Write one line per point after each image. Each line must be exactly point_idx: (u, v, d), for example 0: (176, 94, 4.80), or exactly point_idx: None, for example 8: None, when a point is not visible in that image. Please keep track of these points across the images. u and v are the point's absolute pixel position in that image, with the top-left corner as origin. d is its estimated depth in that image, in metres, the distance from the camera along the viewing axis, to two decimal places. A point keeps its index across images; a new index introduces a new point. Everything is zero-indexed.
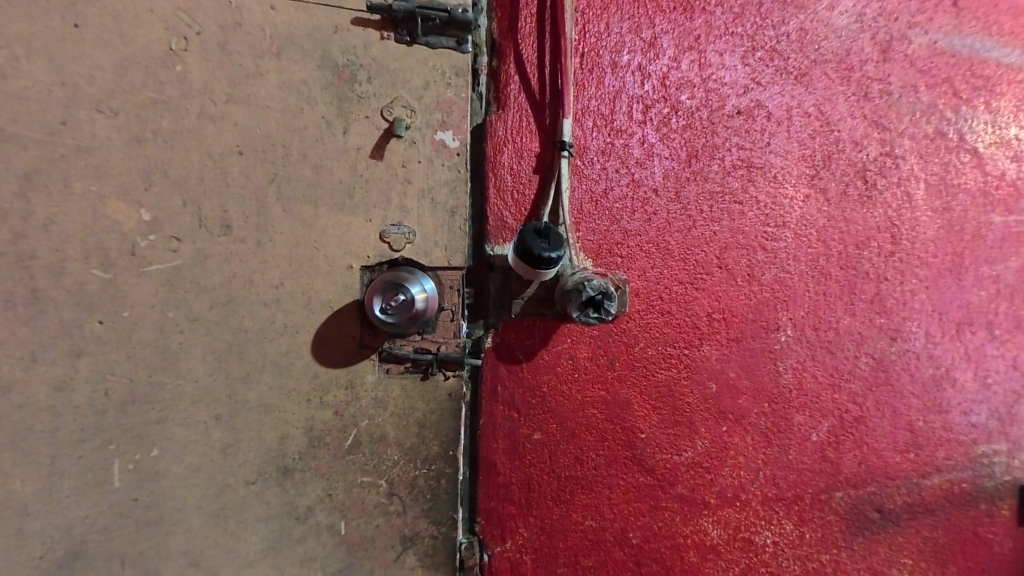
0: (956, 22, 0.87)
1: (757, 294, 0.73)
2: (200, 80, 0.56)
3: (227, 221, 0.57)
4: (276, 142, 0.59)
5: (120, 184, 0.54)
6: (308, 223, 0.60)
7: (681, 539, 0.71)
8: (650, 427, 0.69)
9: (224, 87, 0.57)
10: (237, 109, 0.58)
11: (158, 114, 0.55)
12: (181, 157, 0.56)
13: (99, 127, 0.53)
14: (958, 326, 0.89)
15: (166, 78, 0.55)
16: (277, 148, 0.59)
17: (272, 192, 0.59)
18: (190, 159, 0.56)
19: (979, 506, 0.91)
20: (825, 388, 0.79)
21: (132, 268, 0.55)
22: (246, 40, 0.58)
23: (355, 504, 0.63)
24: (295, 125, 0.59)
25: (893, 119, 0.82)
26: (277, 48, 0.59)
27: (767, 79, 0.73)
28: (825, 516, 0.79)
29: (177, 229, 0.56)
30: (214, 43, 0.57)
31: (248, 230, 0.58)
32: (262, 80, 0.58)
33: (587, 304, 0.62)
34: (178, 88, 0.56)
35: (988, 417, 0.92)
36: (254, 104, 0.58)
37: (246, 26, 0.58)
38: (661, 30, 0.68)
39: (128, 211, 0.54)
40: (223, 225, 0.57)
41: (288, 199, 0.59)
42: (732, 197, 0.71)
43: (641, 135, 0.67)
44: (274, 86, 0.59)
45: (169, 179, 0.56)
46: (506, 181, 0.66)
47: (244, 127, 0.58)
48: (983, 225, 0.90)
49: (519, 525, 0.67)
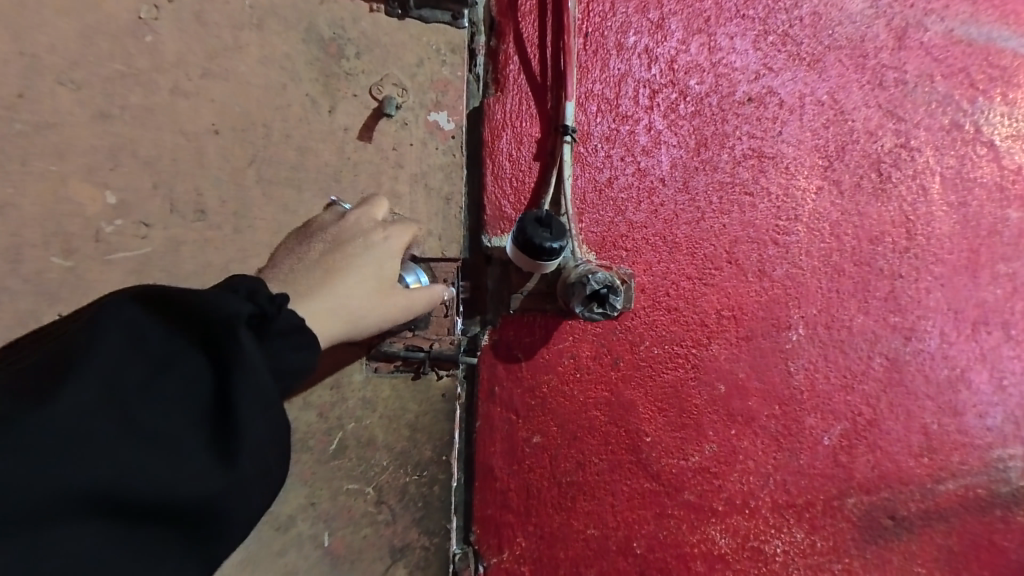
0: (973, 10, 0.84)
1: (768, 291, 0.70)
2: (174, 51, 0.53)
3: (201, 206, 0.54)
4: (254, 121, 0.55)
5: (83, 164, 0.49)
6: (289, 209, 0.57)
7: (688, 548, 0.67)
8: (655, 430, 0.66)
9: (199, 60, 0.53)
10: (214, 86, 0.54)
11: (127, 88, 0.51)
12: (153, 136, 0.52)
13: (61, 102, 0.48)
14: (974, 326, 0.86)
15: (135, 50, 0.51)
16: (256, 128, 0.55)
17: (252, 174, 0.55)
18: (162, 138, 0.52)
19: (995, 512, 0.88)
20: (838, 389, 0.75)
21: (97, 255, 0.50)
22: (223, 10, 0.54)
23: (340, 513, 0.59)
24: (276, 103, 0.56)
25: (908, 109, 0.79)
26: (259, 20, 0.55)
27: (780, 65, 0.70)
28: (838, 523, 0.76)
29: (146, 213, 0.52)
30: (189, 13, 0.53)
31: (225, 216, 0.54)
32: (241, 52, 0.55)
33: (590, 299, 0.58)
34: (148, 61, 0.52)
35: (1003, 420, 0.89)
36: (234, 80, 0.54)
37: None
38: (669, 11, 0.65)
39: (92, 192, 0.50)
40: (198, 210, 0.53)
41: (268, 182, 0.56)
42: (743, 189, 0.68)
43: (648, 122, 0.64)
44: (255, 62, 0.55)
45: (139, 160, 0.51)
46: (505, 168, 0.62)
47: (222, 105, 0.54)
48: (999, 221, 0.87)
49: (517, 535, 0.63)
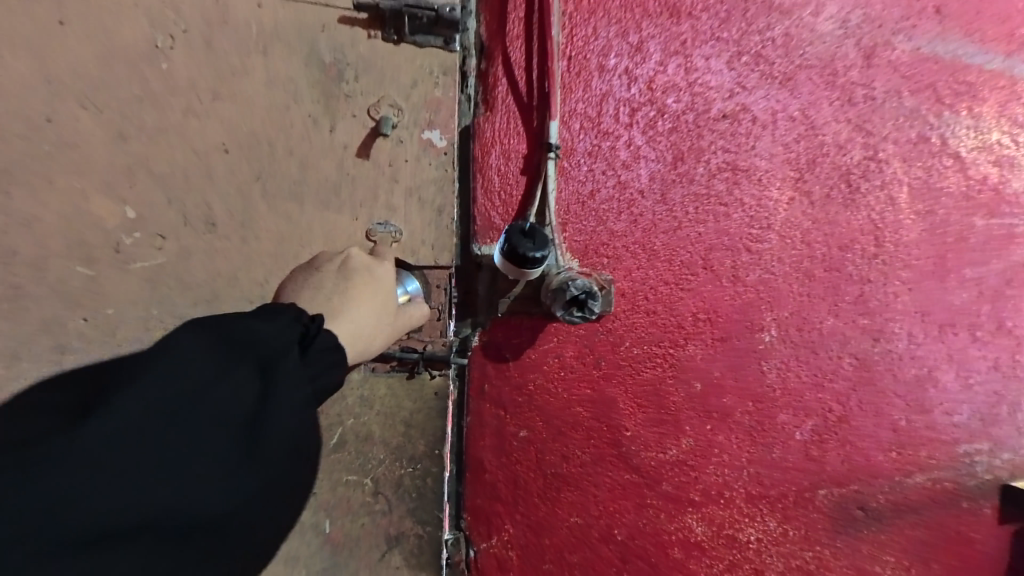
0: (940, 29, 0.89)
1: (742, 295, 0.75)
2: (185, 75, 0.57)
3: (211, 218, 0.59)
4: (260, 139, 0.60)
5: (103, 181, 0.54)
6: (294, 219, 0.62)
7: (666, 536, 0.72)
8: (636, 426, 0.70)
9: (209, 83, 0.58)
10: (223, 106, 0.59)
11: (143, 110, 0.56)
12: (165, 153, 0.57)
13: (83, 123, 0.53)
14: (941, 328, 0.91)
15: (152, 74, 0.56)
16: (263, 145, 0.60)
17: (257, 189, 0.60)
18: (173, 155, 0.57)
19: (962, 505, 0.93)
20: (810, 387, 0.80)
21: (118, 265, 0.55)
22: (231, 36, 0.58)
23: (340, 503, 0.64)
24: (281, 121, 0.60)
25: (877, 123, 0.84)
26: (264, 45, 0.60)
27: (753, 83, 0.74)
28: (809, 514, 0.80)
29: (162, 226, 0.57)
30: (200, 39, 0.57)
31: (233, 226, 0.60)
32: (248, 76, 0.59)
33: (571, 303, 0.63)
34: (163, 84, 0.56)
35: (970, 417, 0.94)
36: (240, 101, 0.59)
37: (232, 23, 0.58)
38: (648, 34, 0.69)
39: (110, 207, 0.55)
40: (208, 222, 0.59)
41: (272, 197, 0.61)
42: (718, 200, 0.73)
43: (628, 138, 0.69)
44: (261, 83, 0.60)
45: (154, 176, 0.56)
46: (494, 182, 0.67)
47: (230, 125, 0.59)
48: (965, 228, 0.92)
49: (506, 522, 0.68)
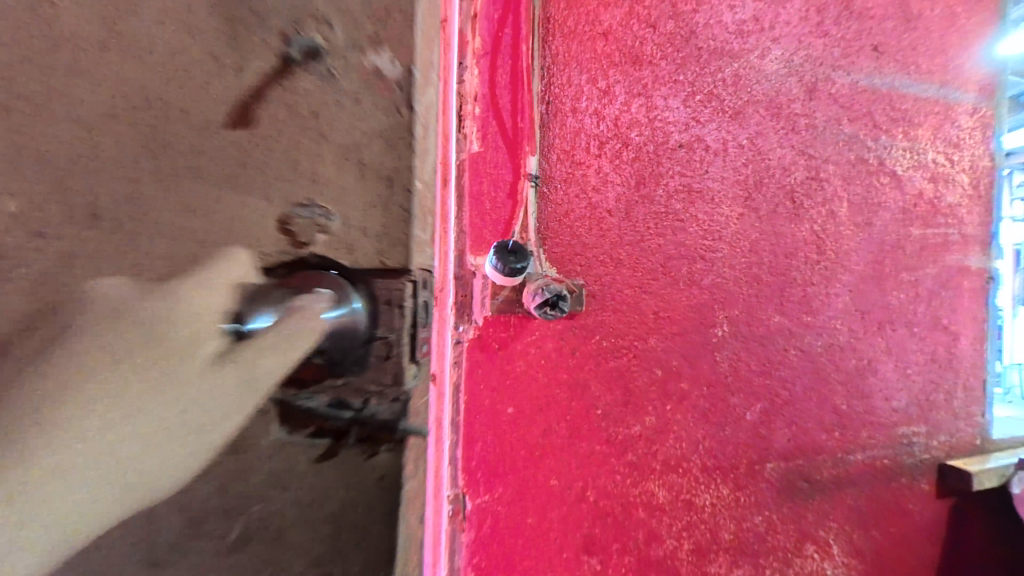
0: (877, 64, 1.02)
1: (697, 297, 0.88)
2: (86, 31, 0.93)
3: (84, 202, 0.96)
4: (163, 101, 0.99)
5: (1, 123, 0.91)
6: (196, 208, 1.01)
7: (631, 498, 0.86)
8: (605, 405, 0.84)
9: (146, 73, 0.97)
10: (103, 58, 0.95)
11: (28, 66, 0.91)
12: (42, 116, 0.93)
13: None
14: (881, 324, 1.04)
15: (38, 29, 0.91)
16: (117, 118, 0.96)
17: (137, 152, 0.98)
18: (45, 117, 0.93)
19: (901, 480, 1.06)
20: (758, 374, 0.94)
21: (97, 303, 0.84)
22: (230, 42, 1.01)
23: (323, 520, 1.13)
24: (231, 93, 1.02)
25: (819, 148, 0.97)
26: (195, 30, 0.99)
27: (706, 117, 0.88)
28: (758, 483, 0.94)
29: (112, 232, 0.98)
30: (117, 30, 0.95)
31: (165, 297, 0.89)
32: (190, 65, 0.99)
33: (545, 304, 0.76)
34: (46, 45, 0.92)
35: (908, 403, 1.07)
36: (205, 85, 1.00)
37: (149, 32, 0.97)
38: (614, 80, 0.83)
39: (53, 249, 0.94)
40: (126, 218, 0.98)
41: (199, 165, 1.01)
42: (676, 217, 0.86)
43: (597, 167, 0.82)
44: (232, 76, 1.01)
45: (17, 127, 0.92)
46: (485, 206, 0.79)
47: (125, 84, 0.96)
48: (903, 237, 1.05)
49: (497, 483, 0.81)
